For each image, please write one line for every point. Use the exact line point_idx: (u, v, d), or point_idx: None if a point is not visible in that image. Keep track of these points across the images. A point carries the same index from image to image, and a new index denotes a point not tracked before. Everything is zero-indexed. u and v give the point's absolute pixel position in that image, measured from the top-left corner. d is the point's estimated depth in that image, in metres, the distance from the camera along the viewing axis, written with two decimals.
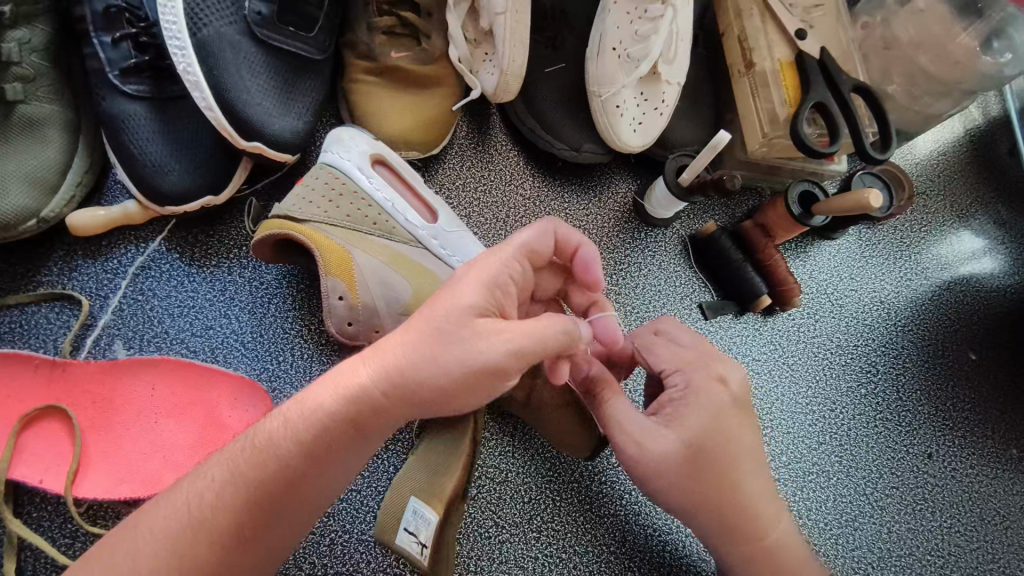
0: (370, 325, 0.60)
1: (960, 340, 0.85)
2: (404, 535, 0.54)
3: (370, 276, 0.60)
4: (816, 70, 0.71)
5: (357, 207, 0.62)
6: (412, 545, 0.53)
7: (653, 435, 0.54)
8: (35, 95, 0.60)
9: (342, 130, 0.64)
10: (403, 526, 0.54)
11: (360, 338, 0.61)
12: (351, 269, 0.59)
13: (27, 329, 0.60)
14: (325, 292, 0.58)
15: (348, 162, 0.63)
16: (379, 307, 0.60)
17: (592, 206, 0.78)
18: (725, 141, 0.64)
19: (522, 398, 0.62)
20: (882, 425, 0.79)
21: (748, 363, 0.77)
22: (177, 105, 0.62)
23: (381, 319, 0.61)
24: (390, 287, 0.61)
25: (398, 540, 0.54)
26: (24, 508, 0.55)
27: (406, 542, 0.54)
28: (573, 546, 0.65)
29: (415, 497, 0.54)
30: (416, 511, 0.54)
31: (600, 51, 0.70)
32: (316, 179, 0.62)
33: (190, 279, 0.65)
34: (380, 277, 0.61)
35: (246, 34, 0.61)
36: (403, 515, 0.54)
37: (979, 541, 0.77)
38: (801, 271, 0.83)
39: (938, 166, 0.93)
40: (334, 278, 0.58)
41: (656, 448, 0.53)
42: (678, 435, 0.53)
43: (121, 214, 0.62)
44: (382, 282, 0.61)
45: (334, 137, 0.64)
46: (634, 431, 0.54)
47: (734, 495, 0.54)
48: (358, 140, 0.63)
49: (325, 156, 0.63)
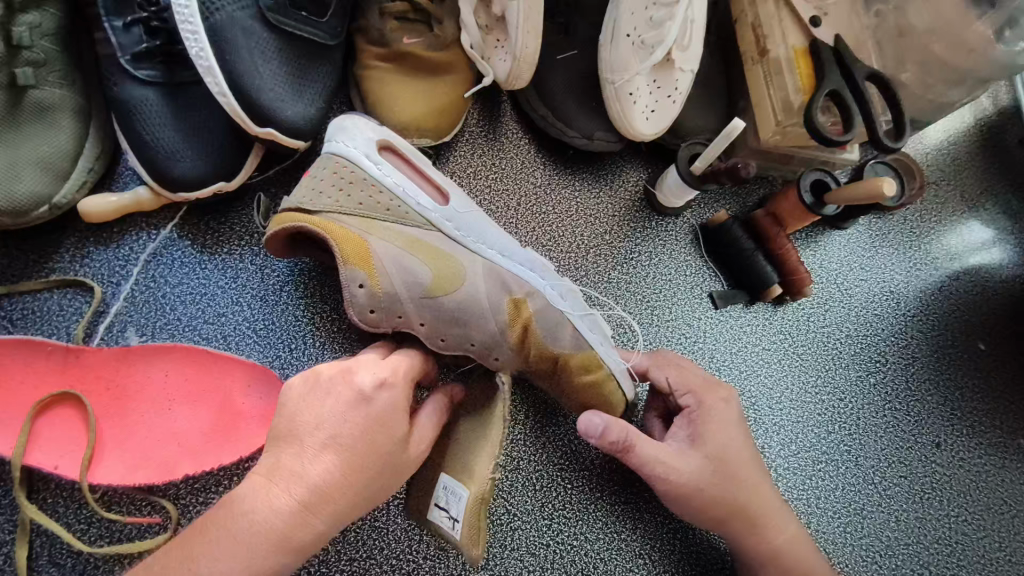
0: (392, 312, 0.59)
1: (968, 330, 0.85)
2: (438, 511, 0.55)
3: (389, 263, 0.58)
4: (830, 58, 0.70)
5: (368, 194, 0.60)
6: (445, 520, 0.55)
7: (679, 457, 0.58)
8: (46, 79, 0.59)
9: (345, 119, 0.63)
10: (435, 502, 0.56)
11: (383, 325, 0.59)
12: (369, 256, 0.57)
13: (38, 316, 0.60)
14: (344, 284, 0.57)
15: (355, 150, 0.61)
16: (401, 294, 0.58)
17: (602, 194, 0.78)
18: (740, 129, 0.64)
19: (547, 368, 0.62)
20: (891, 414, 0.79)
21: (757, 352, 0.77)
22: (189, 91, 0.61)
23: (402, 306, 0.59)
24: (409, 270, 0.59)
25: (431, 515, 0.56)
26: (38, 493, 0.56)
27: (438, 517, 0.55)
28: (585, 533, 0.66)
29: (447, 474, 0.56)
30: (446, 488, 0.55)
31: (613, 39, 0.69)
32: (325, 169, 0.61)
33: (202, 267, 0.65)
34: (398, 263, 0.59)
35: (259, 19, 0.60)
36: (434, 493, 0.56)
37: (985, 530, 0.77)
38: (812, 261, 0.82)
39: (948, 156, 0.92)
40: (352, 267, 0.57)
41: (681, 466, 0.58)
42: (698, 453, 0.59)
43: (132, 201, 0.62)
44: (400, 266, 0.59)
45: (338, 127, 0.63)
46: (664, 458, 0.58)
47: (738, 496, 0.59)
48: (362, 127, 0.62)
49: (330, 146, 0.62)
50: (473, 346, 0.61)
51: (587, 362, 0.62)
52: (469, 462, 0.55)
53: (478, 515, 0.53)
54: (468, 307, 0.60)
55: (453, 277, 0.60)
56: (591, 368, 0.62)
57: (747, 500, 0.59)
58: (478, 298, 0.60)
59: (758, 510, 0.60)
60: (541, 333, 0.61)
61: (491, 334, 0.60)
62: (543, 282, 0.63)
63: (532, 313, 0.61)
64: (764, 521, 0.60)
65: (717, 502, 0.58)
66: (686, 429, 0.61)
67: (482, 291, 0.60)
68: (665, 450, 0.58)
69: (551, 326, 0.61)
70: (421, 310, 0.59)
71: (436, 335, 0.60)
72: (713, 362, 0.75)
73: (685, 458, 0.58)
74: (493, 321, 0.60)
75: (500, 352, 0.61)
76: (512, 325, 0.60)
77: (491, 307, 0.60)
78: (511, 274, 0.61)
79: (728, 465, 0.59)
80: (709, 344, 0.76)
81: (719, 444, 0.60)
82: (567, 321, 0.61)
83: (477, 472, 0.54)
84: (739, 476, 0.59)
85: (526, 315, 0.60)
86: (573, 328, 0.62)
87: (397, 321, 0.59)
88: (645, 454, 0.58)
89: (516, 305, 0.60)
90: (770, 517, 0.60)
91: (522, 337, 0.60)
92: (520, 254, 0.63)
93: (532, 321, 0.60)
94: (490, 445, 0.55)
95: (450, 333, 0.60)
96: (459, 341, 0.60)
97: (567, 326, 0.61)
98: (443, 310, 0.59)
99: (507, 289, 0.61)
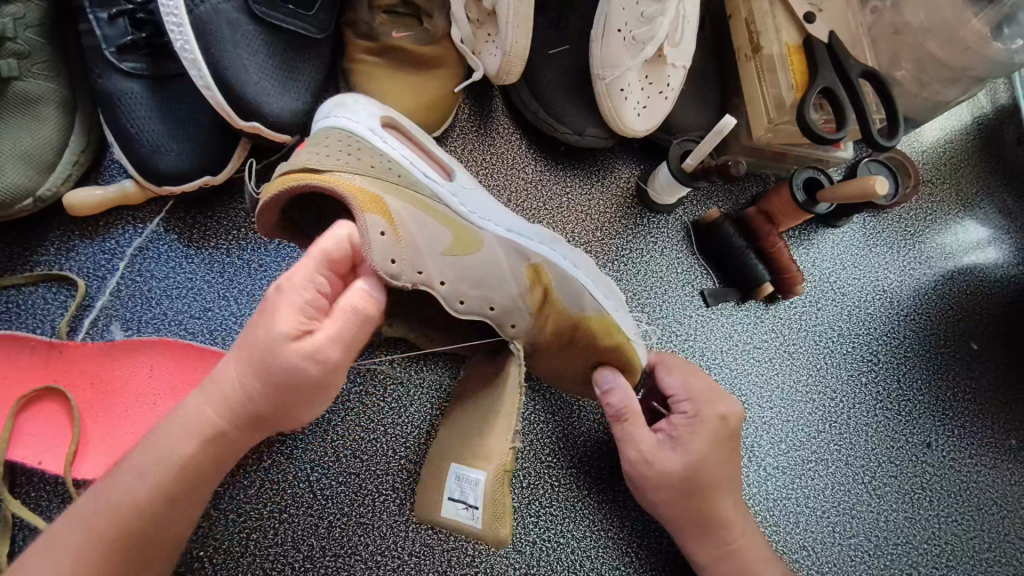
0: (414, 266, 0.51)
1: (962, 330, 0.85)
2: (451, 504, 0.52)
3: (408, 219, 0.52)
4: (823, 54, 0.69)
5: (377, 160, 0.56)
6: (461, 511, 0.52)
7: (661, 455, 0.58)
8: (30, 71, 0.59)
9: (346, 97, 0.61)
10: (448, 496, 0.53)
11: (403, 280, 0.50)
12: (386, 209, 0.51)
13: (23, 310, 0.60)
14: (363, 230, 0.48)
15: (357, 122, 0.59)
16: (422, 250, 0.52)
17: (593, 190, 0.77)
18: (730, 126, 0.63)
19: (565, 337, 0.61)
20: (881, 413, 0.79)
21: (749, 350, 0.77)
22: (175, 84, 0.61)
23: (424, 261, 0.51)
24: (429, 230, 0.54)
25: (444, 512, 0.53)
26: (21, 488, 0.55)
27: (453, 511, 0.52)
28: (571, 531, 0.65)
29: (457, 463, 0.54)
30: (459, 478, 0.53)
31: (604, 33, 0.69)
32: (328, 138, 0.56)
33: (188, 261, 0.64)
34: (418, 223, 0.53)
35: (245, 12, 0.60)
36: (447, 484, 0.53)
37: (975, 531, 0.77)
38: (804, 258, 0.82)
39: (944, 155, 0.91)
40: (372, 215, 0.49)
41: (662, 465, 0.58)
42: (682, 458, 0.58)
43: (118, 193, 0.61)
44: (421, 226, 0.53)
45: (337, 103, 0.60)
46: (645, 451, 0.59)
47: (712, 509, 0.59)
48: (364, 105, 0.61)
49: (330, 119, 0.59)
50: (492, 311, 0.56)
51: (607, 325, 0.61)
52: (481, 444, 0.54)
53: (497, 490, 0.51)
54: (488, 269, 0.56)
55: (470, 240, 0.57)
56: (611, 330, 0.61)
57: (713, 509, 0.59)
58: (498, 263, 0.57)
59: (723, 521, 0.59)
60: (560, 297, 0.59)
61: (513, 299, 0.57)
62: (555, 252, 0.62)
63: (550, 279, 0.59)
64: (725, 530, 0.60)
65: (685, 506, 0.58)
66: (672, 429, 0.60)
67: (501, 257, 0.58)
68: (647, 441, 0.59)
69: (570, 289, 0.60)
70: (441, 270, 0.53)
71: (456, 297, 0.54)
72: (703, 359, 0.75)
73: (665, 455, 0.58)
74: (513, 285, 0.57)
75: (519, 319, 0.58)
76: (532, 289, 0.58)
77: (510, 273, 0.57)
78: (526, 245, 0.60)
79: (702, 479, 0.58)
80: (701, 342, 0.75)
81: (704, 457, 0.58)
82: (585, 287, 0.61)
83: (491, 452, 0.52)
84: (712, 492, 0.59)
85: (545, 280, 0.59)
86: (591, 291, 0.61)
87: (417, 278, 0.51)
88: (627, 436, 0.59)
89: (534, 271, 0.59)
90: (735, 535, 0.60)
91: (541, 302, 0.59)
92: (527, 229, 0.62)
93: (551, 285, 0.59)
94: (505, 419, 0.54)
95: (471, 293, 0.55)
96: (479, 305, 0.55)
97: (585, 288, 0.61)
98: (464, 271, 0.55)
99: (523, 256, 0.59)
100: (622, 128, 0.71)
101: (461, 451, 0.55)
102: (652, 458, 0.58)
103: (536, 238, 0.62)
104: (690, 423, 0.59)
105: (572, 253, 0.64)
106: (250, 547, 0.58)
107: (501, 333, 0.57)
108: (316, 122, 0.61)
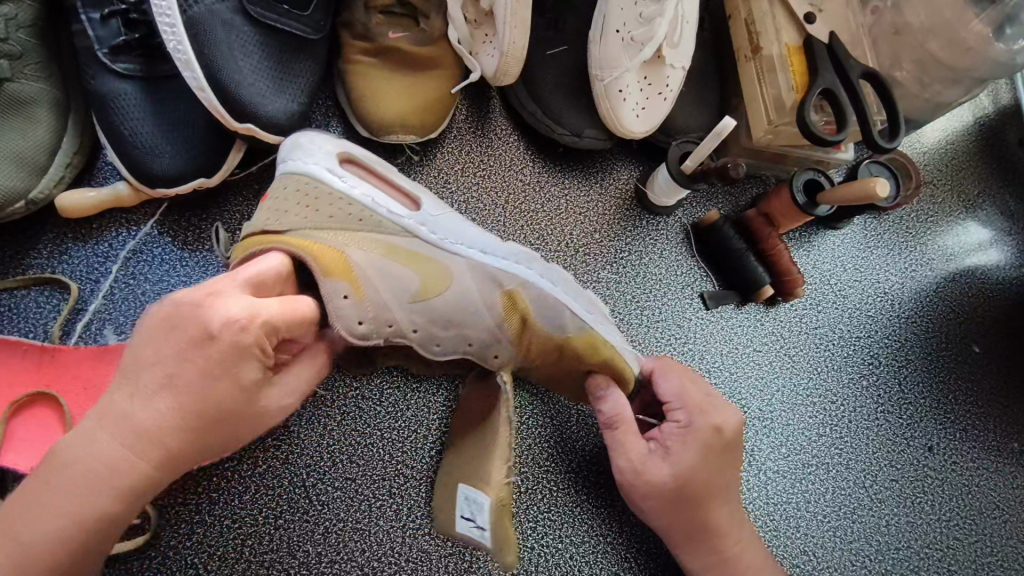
0: (381, 321, 0.53)
1: (963, 333, 0.84)
2: (464, 521, 0.56)
3: (370, 270, 0.53)
4: (824, 55, 0.69)
5: (338, 207, 0.56)
6: (473, 530, 0.55)
7: (651, 464, 0.58)
8: (22, 72, 0.58)
9: (299, 137, 0.60)
10: (459, 513, 0.56)
11: (373, 337, 0.53)
12: (347, 266, 0.52)
13: (16, 314, 0.59)
14: (326, 297, 0.50)
15: (315, 164, 0.58)
16: (389, 302, 0.53)
17: (592, 192, 0.76)
18: (730, 127, 0.63)
19: (549, 359, 0.60)
20: (882, 417, 0.78)
21: (749, 354, 0.76)
22: (168, 85, 0.60)
23: (392, 314, 0.53)
24: (395, 278, 0.54)
25: (458, 527, 0.56)
26: (13, 494, 0.55)
27: (466, 528, 0.56)
28: (570, 536, 0.65)
29: (465, 484, 0.56)
30: (468, 499, 0.55)
31: (603, 34, 0.68)
32: (287, 187, 0.56)
33: (182, 264, 0.64)
34: (382, 273, 0.53)
35: (239, 12, 0.59)
36: (458, 503, 0.56)
37: (977, 535, 0.76)
38: (805, 261, 0.81)
39: (946, 156, 0.91)
40: (335, 280, 0.50)
41: (652, 475, 0.58)
42: (672, 469, 0.57)
43: (111, 195, 0.61)
44: (385, 276, 0.53)
45: (292, 146, 0.59)
46: (634, 460, 0.58)
47: (706, 516, 0.58)
48: (319, 143, 0.59)
49: (289, 164, 0.58)
50: (471, 346, 0.58)
51: (592, 342, 0.59)
52: (485, 470, 0.54)
53: (501, 521, 0.51)
54: (461, 306, 0.56)
55: (438, 278, 0.56)
56: (596, 347, 0.59)
57: (709, 516, 0.58)
58: (471, 296, 0.57)
59: (716, 529, 0.59)
60: (540, 322, 0.58)
61: (491, 330, 0.57)
62: (533, 272, 0.59)
63: (528, 304, 0.58)
64: (720, 539, 0.59)
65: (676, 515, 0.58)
66: (664, 439, 0.59)
67: (474, 289, 0.57)
68: (637, 450, 0.59)
69: (551, 312, 0.58)
70: (412, 316, 0.55)
71: (431, 340, 0.56)
72: (703, 363, 0.74)
73: (655, 466, 0.58)
74: (488, 315, 0.57)
75: (501, 348, 0.58)
76: (509, 317, 0.57)
77: (485, 305, 0.57)
78: (500, 269, 0.58)
79: (697, 486, 0.57)
80: (701, 345, 0.75)
81: (695, 468, 0.57)
82: (565, 305, 0.59)
83: (492, 478, 0.53)
84: (709, 499, 0.58)
85: (523, 306, 0.58)
86: (572, 310, 0.59)
87: (388, 331, 0.54)
88: (618, 444, 0.59)
89: (510, 298, 0.57)
90: (726, 544, 0.59)
91: (520, 329, 0.58)
92: (501, 248, 0.60)
93: (528, 310, 0.58)
94: (502, 449, 0.54)
95: (445, 335, 0.56)
96: (456, 344, 0.57)
97: (564, 307, 0.58)
98: (435, 314, 0.55)
99: (498, 283, 0.58)
100: (620, 130, 0.70)
101: (467, 469, 0.57)
102: (641, 468, 0.58)
103: (511, 258, 0.59)
104: (685, 434, 0.58)
105: (550, 270, 0.61)
106: (245, 552, 0.57)
107: (485, 364, 0.59)
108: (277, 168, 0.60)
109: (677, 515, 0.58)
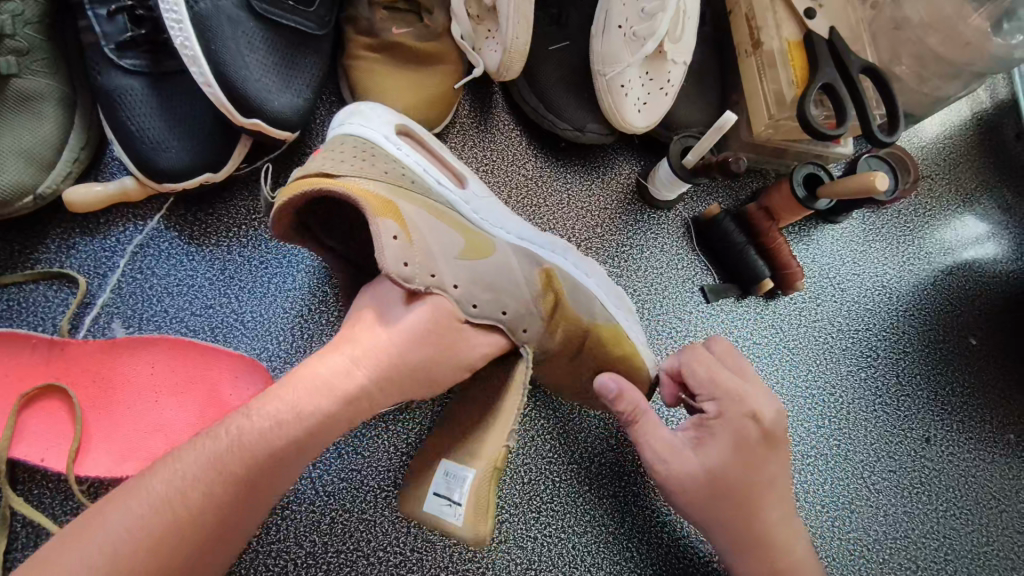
0: (426, 270, 0.51)
1: (961, 325, 0.85)
2: (434, 500, 0.50)
3: (420, 224, 0.53)
4: (824, 50, 0.69)
5: (392, 167, 0.56)
6: (444, 508, 0.50)
7: (679, 456, 0.56)
8: (29, 69, 0.58)
9: (362, 105, 0.61)
10: (432, 491, 0.51)
11: (417, 284, 0.50)
12: (399, 214, 0.52)
13: (23, 307, 0.60)
14: (377, 233, 0.49)
15: (373, 129, 0.59)
16: (434, 253, 0.52)
17: (595, 187, 0.77)
18: (731, 122, 0.63)
19: (573, 346, 0.61)
20: (880, 409, 0.79)
21: (746, 344, 0.77)
22: (175, 80, 0.61)
23: (437, 265, 0.52)
24: (441, 234, 0.54)
25: (425, 508, 0.51)
26: (24, 485, 0.56)
27: (435, 507, 0.50)
28: (572, 526, 0.66)
29: (448, 461, 0.52)
30: (448, 474, 0.51)
31: (605, 30, 0.69)
32: (343, 144, 0.56)
33: (188, 258, 0.64)
34: (431, 228, 0.54)
35: (245, 9, 0.59)
36: (434, 480, 0.52)
37: (973, 524, 0.77)
38: (803, 254, 0.82)
39: (944, 150, 0.92)
40: (385, 219, 0.50)
41: (682, 468, 0.56)
42: (705, 458, 0.56)
43: (117, 191, 0.61)
44: (435, 231, 0.54)
45: (353, 112, 0.61)
46: (660, 449, 0.56)
47: (753, 512, 0.56)
48: (379, 112, 0.61)
49: (346, 127, 0.59)
50: (505, 316, 0.56)
51: (616, 333, 0.61)
52: (479, 443, 0.52)
53: (483, 486, 0.49)
54: (500, 274, 0.56)
55: (484, 246, 0.57)
56: (620, 340, 0.61)
57: (759, 518, 0.56)
58: (511, 268, 0.57)
59: (771, 533, 0.57)
60: (571, 305, 0.60)
61: (525, 302, 0.58)
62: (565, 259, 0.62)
63: (562, 285, 0.60)
64: (772, 542, 0.57)
65: (734, 516, 0.56)
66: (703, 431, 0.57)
67: (514, 264, 0.58)
68: (661, 441, 0.56)
69: (582, 298, 0.60)
70: (455, 273, 0.53)
71: (468, 301, 0.54)
72: None
73: (686, 455, 0.56)
74: (527, 289, 0.58)
75: (530, 324, 0.58)
76: (544, 295, 0.59)
77: (524, 279, 0.58)
78: (538, 251, 0.60)
79: (739, 483, 0.55)
80: (700, 338, 0.75)
81: (739, 458, 0.56)
82: (595, 294, 0.61)
83: (485, 450, 0.50)
84: (755, 504, 0.56)
85: (557, 286, 0.60)
86: (602, 300, 0.62)
87: (429, 281, 0.52)
88: (645, 438, 0.57)
89: (546, 276, 0.59)
90: (788, 543, 0.57)
91: (552, 309, 0.59)
92: (538, 235, 0.62)
93: (563, 292, 0.59)
94: (505, 417, 0.52)
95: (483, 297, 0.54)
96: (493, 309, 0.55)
97: (596, 297, 0.61)
98: (475, 277, 0.55)
99: (537, 262, 0.59)
100: (622, 125, 0.71)
101: (455, 449, 0.54)
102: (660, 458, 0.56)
103: (548, 245, 0.62)
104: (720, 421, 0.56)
105: (584, 261, 0.64)
106: (254, 543, 0.58)
107: (514, 340, 0.57)
108: (331, 130, 0.61)
109: (723, 510, 0.56)
